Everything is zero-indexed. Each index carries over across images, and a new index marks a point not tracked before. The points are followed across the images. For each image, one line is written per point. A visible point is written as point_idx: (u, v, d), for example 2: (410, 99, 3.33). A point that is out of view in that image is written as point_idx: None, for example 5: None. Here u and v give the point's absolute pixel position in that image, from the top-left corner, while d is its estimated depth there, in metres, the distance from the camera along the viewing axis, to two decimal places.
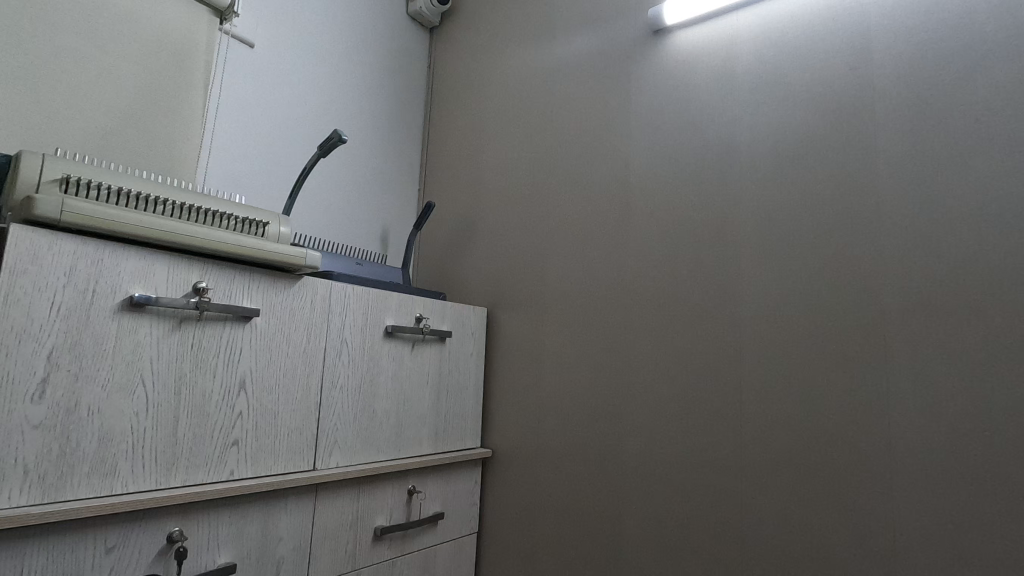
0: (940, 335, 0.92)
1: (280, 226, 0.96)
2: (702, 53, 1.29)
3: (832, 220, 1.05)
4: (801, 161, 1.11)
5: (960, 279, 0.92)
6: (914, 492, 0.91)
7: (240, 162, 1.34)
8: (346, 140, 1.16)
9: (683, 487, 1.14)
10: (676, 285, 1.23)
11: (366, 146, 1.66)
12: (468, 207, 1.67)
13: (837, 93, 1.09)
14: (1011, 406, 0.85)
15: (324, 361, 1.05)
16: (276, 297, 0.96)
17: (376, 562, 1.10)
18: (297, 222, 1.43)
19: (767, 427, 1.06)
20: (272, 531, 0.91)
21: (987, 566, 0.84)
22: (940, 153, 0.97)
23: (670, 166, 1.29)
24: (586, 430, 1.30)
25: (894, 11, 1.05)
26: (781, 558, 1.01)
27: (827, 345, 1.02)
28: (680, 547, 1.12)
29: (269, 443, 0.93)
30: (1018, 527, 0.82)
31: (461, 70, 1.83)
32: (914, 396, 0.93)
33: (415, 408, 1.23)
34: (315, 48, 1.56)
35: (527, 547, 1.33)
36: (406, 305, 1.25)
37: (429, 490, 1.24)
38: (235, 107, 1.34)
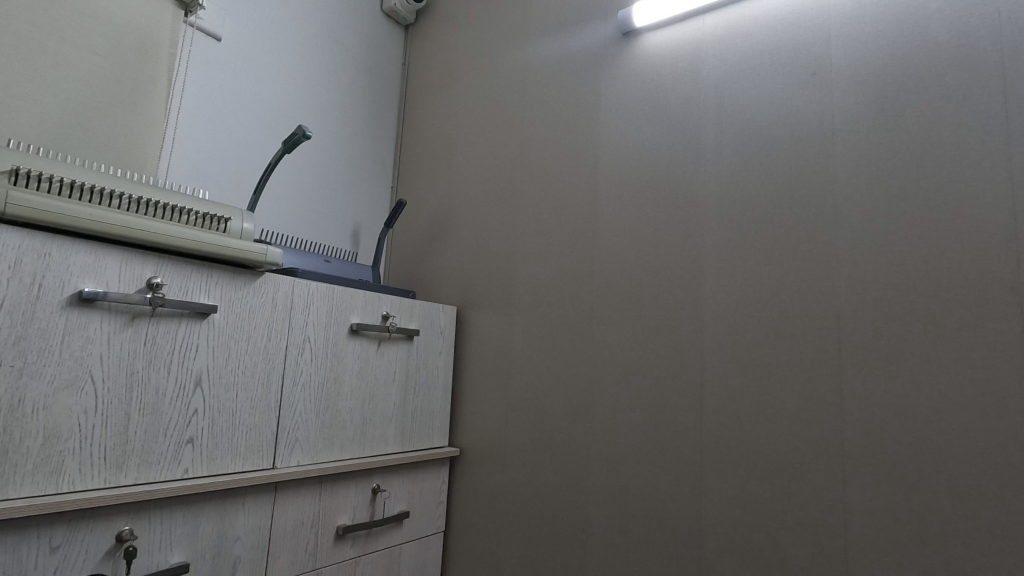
0: (887, 325, 0.94)
1: (242, 221, 1.00)
2: (669, 57, 1.28)
3: (787, 216, 1.06)
4: (752, 167, 1.12)
5: (905, 272, 0.93)
6: (850, 478, 0.94)
7: (205, 155, 1.32)
8: (311, 136, 1.16)
9: (639, 476, 1.17)
10: (637, 279, 1.24)
11: (339, 144, 1.66)
12: (439, 206, 1.68)
13: (798, 98, 1.09)
14: (950, 396, 0.87)
15: (286, 359, 1.08)
16: (234, 293, 1.00)
17: (338, 561, 1.15)
18: (263, 219, 1.45)
19: (720, 413, 1.08)
20: (228, 531, 0.97)
21: (916, 551, 0.87)
22: (893, 154, 0.97)
23: (636, 167, 1.29)
24: (553, 420, 1.32)
25: (855, 19, 1.05)
26: (727, 544, 1.04)
27: (780, 334, 1.04)
28: (635, 535, 1.15)
29: (226, 441, 0.98)
30: (949, 516, 0.85)
31: (434, 63, 1.81)
32: (862, 380, 0.95)
33: (378, 409, 1.27)
34: (289, 48, 1.54)
35: (491, 538, 1.38)
36: (373, 303, 1.27)
37: (394, 488, 1.29)
38: (201, 100, 1.32)
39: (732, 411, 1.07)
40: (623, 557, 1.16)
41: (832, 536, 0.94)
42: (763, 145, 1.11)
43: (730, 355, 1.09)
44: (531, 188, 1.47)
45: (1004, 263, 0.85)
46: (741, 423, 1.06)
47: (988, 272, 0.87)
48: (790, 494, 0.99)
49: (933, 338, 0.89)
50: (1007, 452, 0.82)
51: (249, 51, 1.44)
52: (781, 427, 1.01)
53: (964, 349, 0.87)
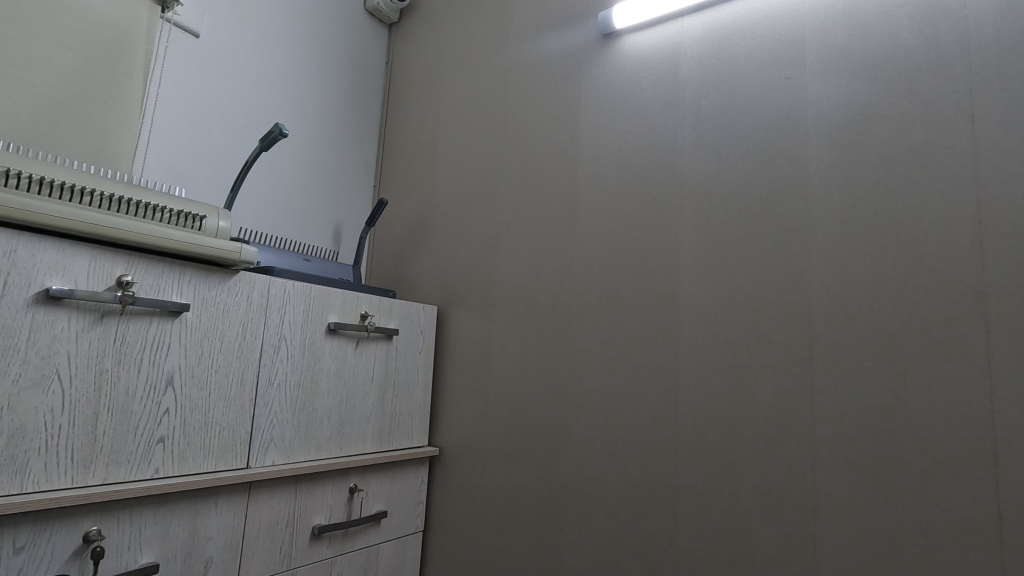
0: (857, 326, 0.95)
1: (217, 220, 0.99)
2: (648, 58, 1.29)
3: (761, 218, 1.07)
4: (728, 169, 1.13)
5: (875, 273, 0.95)
6: (820, 477, 0.95)
7: (181, 153, 1.31)
8: (288, 134, 1.15)
9: (615, 475, 1.17)
10: (615, 280, 1.24)
11: (320, 142, 1.66)
12: (421, 205, 1.68)
13: (772, 101, 1.10)
14: (916, 396, 0.88)
15: (261, 358, 1.08)
16: (208, 291, 0.99)
17: (314, 561, 1.15)
18: (241, 217, 1.44)
19: (695, 413, 1.09)
20: (200, 531, 0.96)
21: (884, 548, 0.88)
22: (864, 157, 0.99)
23: (615, 168, 1.29)
24: (532, 420, 1.32)
25: (828, 23, 1.06)
26: (701, 543, 1.05)
27: (753, 334, 1.05)
28: (611, 534, 1.16)
29: (198, 441, 0.97)
30: (915, 514, 0.86)
31: (418, 62, 1.80)
32: (832, 380, 0.96)
33: (356, 408, 1.27)
34: (269, 45, 1.53)
35: (469, 537, 1.38)
36: (351, 302, 1.27)
37: (372, 488, 1.29)
38: (178, 97, 1.31)
39: (706, 410, 1.08)
40: (599, 557, 1.17)
41: (803, 535, 0.95)
42: (739, 147, 1.12)
43: (704, 356, 1.10)
44: (511, 189, 1.47)
45: (969, 265, 0.87)
46: (715, 423, 1.06)
47: (954, 274, 0.88)
48: (761, 493, 1.00)
49: (901, 339, 0.91)
50: (971, 452, 0.83)
51: (229, 48, 1.43)
52: (752, 427, 1.03)
53: (931, 350, 0.88)
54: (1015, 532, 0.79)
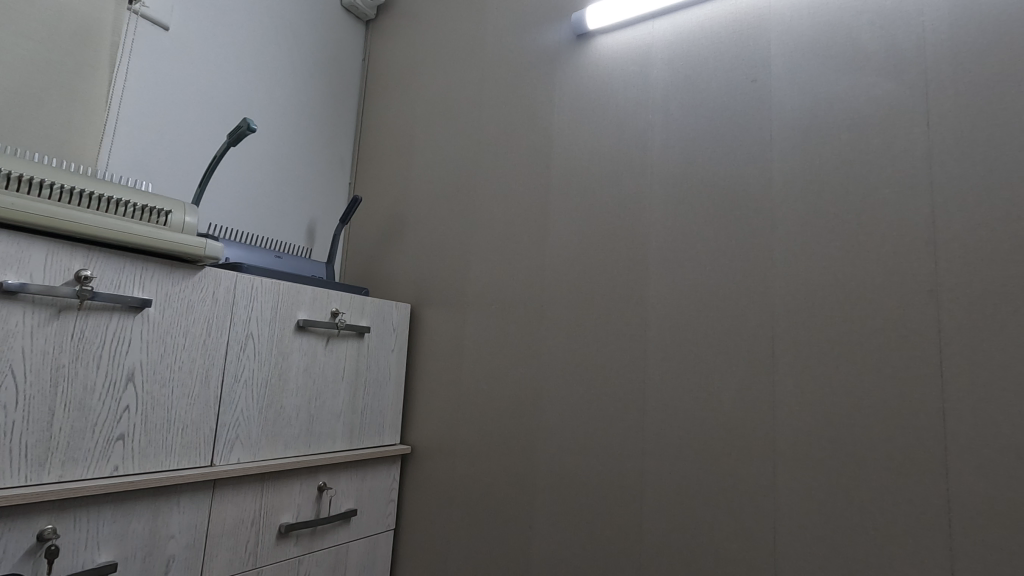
0: (817, 325, 0.97)
1: (184, 215, 0.98)
2: (619, 59, 1.30)
3: (726, 218, 1.09)
4: (695, 170, 1.15)
5: (834, 274, 0.97)
6: (780, 473, 0.97)
7: (148, 147, 1.29)
8: (256, 129, 1.14)
9: (584, 472, 1.18)
10: (585, 279, 1.25)
11: (293, 138, 1.64)
12: (396, 203, 1.68)
13: (738, 103, 1.12)
14: (872, 394, 0.91)
15: (226, 355, 1.06)
16: (172, 287, 0.98)
17: (281, 560, 1.14)
18: (211, 213, 1.42)
19: (661, 411, 1.11)
20: (161, 530, 0.95)
21: (840, 542, 0.90)
22: (826, 160, 1.01)
23: (586, 168, 1.30)
24: (503, 417, 1.33)
25: (793, 28, 1.08)
26: (667, 539, 1.06)
27: (718, 333, 1.07)
28: (579, 531, 1.17)
29: (159, 438, 0.96)
30: (870, 508, 0.88)
31: (394, 59, 1.80)
32: (792, 378, 0.98)
33: (326, 406, 1.26)
34: (242, 40, 1.52)
35: (441, 536, 1.38)
36: (321, 299, 1.26)
37: (341, 486, 1.28)
38: (146, 90, 1.30)
39: (671, 407, 1.09)
40: (566, 553, 1.18)
41: (763, 531, 0.97)
42: (706, 148, 1.14)
43: (670, 353, 1.11)
44: (485, 188, 1.48)
45: (922, 266, 0.89)
46: (681, 421, 1.08)
47: (908, 275, 0.90)
48: (724, 488, 1.02)
49: (859, 338, 0.93)
50: (923, 449, 0.86)
51: (199, 41, 1.41)
52: (715, 424, 1.04)
53: (887, 349, 0.90)
54: (964, 524, 0.81)
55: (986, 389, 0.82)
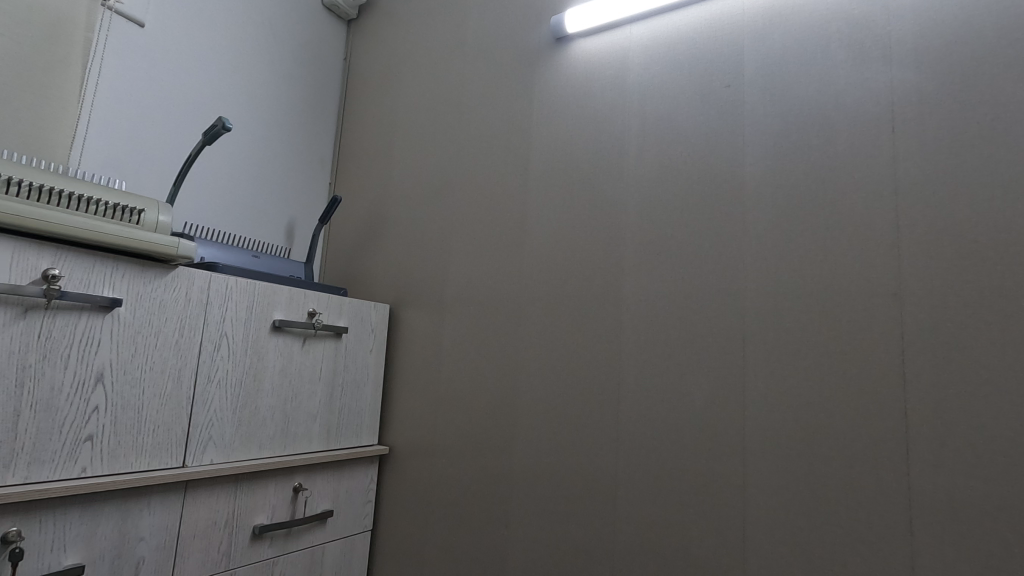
0: (786, 327, 0.99)
1: (158, 213, 0.97)
2: (598, 63, 1.31)
3: (699, 221, 1.11)
4: (671, 174, 1.16)
5: (802, 277, 0.99)
6: (750, 472, 0.98)
7: (122, 144, 1.28)
8: (232, 128, 1.15)
9: (559, 472, 1.19)
10: (562, 281, 1.26)
11: (273, 137, 1.63)
12: (376, 204, 1.67)
13: (712, 109, 1.14)
14: (837, 394, 0.93)
15: (199, 355, 1.06)
16: (143, 287, 0.97)
17: (255, 561, 1.13)
18: (186, 212, 1.41)
19: (635, 411, 1.12)
20: (131, 531, 0.94)
21: (808, 541, 0.92)
22: (796, 165, 1.03)
23: (564, 170, 1.31)
24: (480, 418, 1.33)
25: (766, 35, 1.10)
26: (640, 539, 1.07)
27: (690, 334, 1.08)
28: (555, 531, 1.18)
29: (130, 439, 0.95)
30: (836, 507, 0.90)
31: (375, 60, 1.80)
32: (762, 379, 0.99)
33: (302, 407, 1.25)
34: (220, 38, 1.51)
35: (418, 537, 1.38)
36: (298, 299, 1.26)
37: (317, 487, 1.27)
38: (121, 87, 1.28)
39: (645, 407, 1.11)
40: (542, 552, 1.18)
41: (732, 529, 0.98)
42: (680, 152, 1.16)
43: (644, 354, 1.13)
44: (464, 189, 1.48)
45: (886, 271, 0.92)
46: (654, 421, 1.09)
47: (873, 279, 0.92)
48: (695, 488, 1.03)
49: (826, 339, 0.95)
50: (886, 447, 0.88)
51: (176, 38, 1.40)
52: (688, 425, 1.06)
53: (852, 351, 0.92)
54: (924, 521, 0.84)
55: (945, 390, 0.85)
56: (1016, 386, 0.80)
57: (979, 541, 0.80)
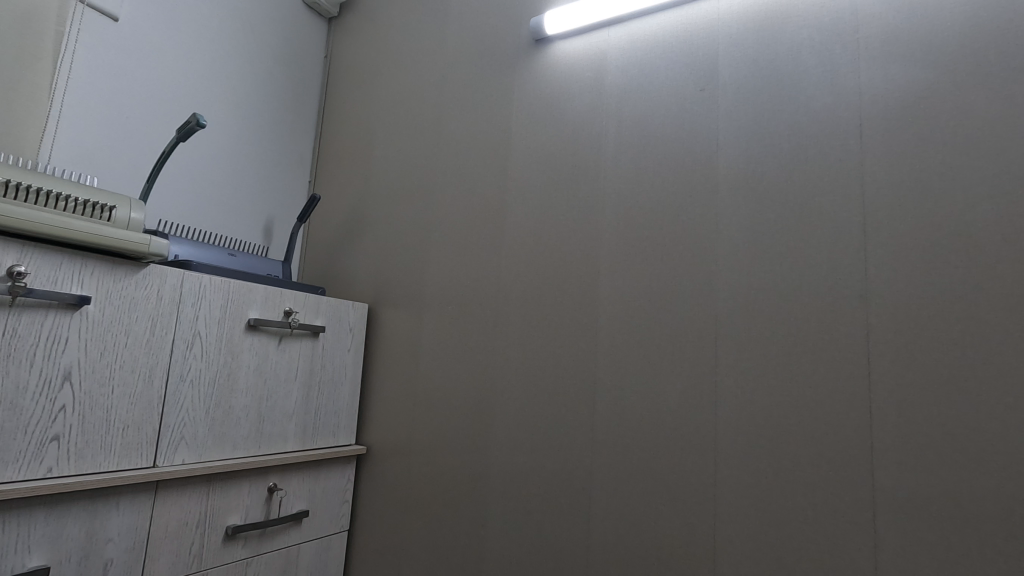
0: (757, 329, 1.01)
1: (130, 210, 0.95)
2: (576, 65, 1.32)
3: (673, 223, 1.12)
4: (647, 176, 1.17)
5: (773, 279, 1.01)
6: (720, 471, 1.00)
7: (95, 140, 1.26)
8: (206, 125, 1.14)
9: (535, 471, 1.20)
10: (540, 282, 1.27)
11: (250, 134, 1.62)
12: (356, 203, 1.67)
13: (686, 112, 1.15)
14: (805, 394, 0.94)
15: (171, 355, 1.05)
16: (114, 284, 0.96)
17: (228, 562, 1.12)
18: (161, 209, 1.39)
19: (610, 411, 1.13)
20: (99, 533, 0.93)
21: (775, 538, 0.93)
22: (768, 168, 1.04)
23: (542, 170, 1.32)
24: (458, 418, 1.33)
25: (739, 40, 1.12)
26: (614, 538, 1.08)
27: (664, 334, 1.10)
28: (531, 530, 1.18)
29: (98, 439, 0.94)
30: (803, 504, 0.92)
31: (355, 59, 1.79)
32: (733, 379, 1.01)
33: (277, 406, 1.25)
34: (197, 34, 1.49)
35: (394, 537, 1.38)
36: (274, 298, 1.25)
37: (293, 487, 1.27)
38: (94, 81, 1.26)
39: (620, 406, 1.12)
40: (517, 551, 1.19)
41: (703, 527, 1.00)
42: (656, 154, 1.17)
43: (619, 354, 1.14)
44: (444, 189, 1.48)
45: (853, 273, 0.94)
46: (629, 420, 1.10)
47: (841, 281, 0.94)
48: (668, 486, 1.04)
49: (795, 340, 0.97)
50: (851, 445, 0.90)
51: (151, 33, 1.38)
52: (661, 424, 1.07)
53: (820, 351, 0.94)
54: (886, 518, 0.86)
55: (909, 389, 0.87)
56: (974, 386, 0.82)
57: (938, 536, 0.82)
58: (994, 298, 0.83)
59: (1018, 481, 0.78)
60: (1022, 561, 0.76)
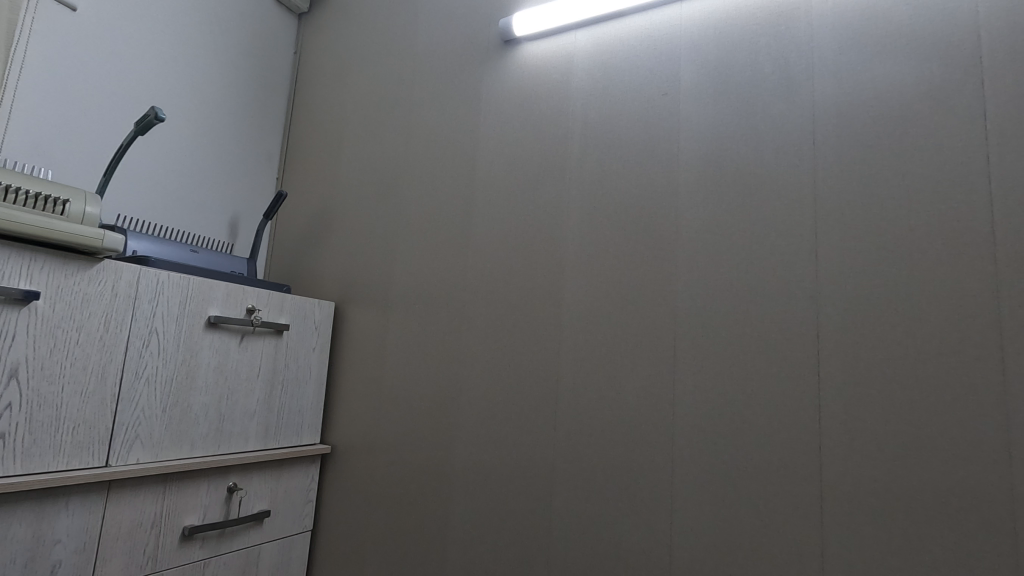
0: (713, 329, 1.03)
1: (84, 204, 0.95)
2: (543, 67, 1.34)
3: (635, 224, 1.14)
4: (610, 179, 1.19)
5: (729, 280, 1.03)
6: (677, 468, 1.02)
7: (50, 133, 1.23)
8: (165, 118, 1.12)
9: (498, 470, 1.21)
10: (505, 280, 1.28)
11: (215, 129, 1.59)
12: (324, 200, 1.65)
13: (649, 115, 1.17)
14: (758, 393, 0.97)
15: (127, 352, 1.03)
16: (65, 280, 0.94)
17: (184, 563, 1.11)
18: (121, 204, 1.36)
19: (573, 409, 1.14)
20: (46, 534, 0.90)
21: (729, 534, 0.95)
22: (726, 173, 1.07)
23: (508, 171, 1.33)
24: (423, 417, 1.33)
25: (700, 46, 1.14)
26: (575, 535, 1.09)
27: (625, 334, 1.11)
28: (494, 529, 1.19)
29: (46, 438, 0.92)
30: (755, 500, 0.94)
31: (325, 55, 1.78)
32: (691, 378, 1.03)
33: (238, 405, 1.23)
34: (161, 26, 1.46)
35: (358, 538, 1.37)
36: (236, 295, 1.23)
37: (254, 487, 1.25)
38: (49, 72, 1.23)
39: (581, 404, 1.13)
40: (480, 550, 1.19)
41: (660, 523, 1.02)
42: (620, 157, 1.19)
43: (581, 353, 1.15)
44: (412, 188, 1.48)
45: (805, 275, 0.96)
46: (590, 418, 1.12)
47: (793, 282, 0.97)
48: (627, 483, 1.06)
49: (750, 340, 0.99)
50: (800, 442, 0.92)
51: (111, 24, 1.35)
52: (621, 422, 1.09)
53: (774, 351, 0.97)
54: (833, 513, 0.88)
55: (855, 387, 0.90)
56: (917, 384, 0.85)
57: (882, 530, 0.85)
58: (935, 300, 0.86)
59: (956, 475, 0.81)
60: (959, 553, 0.79)
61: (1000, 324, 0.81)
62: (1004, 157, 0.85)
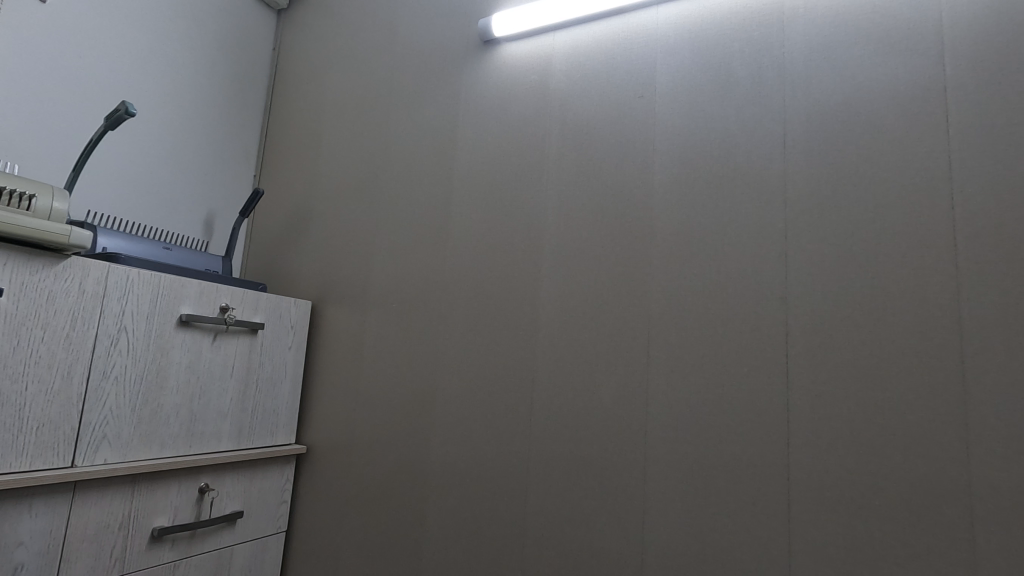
0: (685, 330, 1.04)
1: (51, 200, 0.93)
2: (522, 68, 1.34)
3: (611, 225, 1.15)
4: (586, 181, 1.20)
5: (702, 282, 1.04)
6: (650, 467, 1.03)
7: (16, 125, 1.20)
8: (136, 112, 1.11)
9: (474, 469, 1.21)
10: (482, 280, 1.28)
11: (190, 125, 1.57)
12: (301, 199, 1.64)
13: (625, 118, 1.18)
14: (729, 393, 0.98)
15: (94, 350, 1.01)
16: (29, 276, 0.92)
17: (153, 564, 1.09)
18: (91, 199, 1.34)
19: (548, 409, 1.15)
20: (8, 536, 0.89)
21: (700, 532, 0.97)
22: (699, 175, 1.08)
23: (486, 171, 1.33)
24: (399, 416, 1.33)
25: (676, 50, 1.15)
26: (549, 534, 1.10)
27: (600, 335, 1.12)
28: (469, 528, 1.19)
29: (8, 438, 0.90)
30: (725, 498, 0.96)
31: (304, 52, 1.76)
32: (664, 378, 1.04)
33: (210, 405, 1.21)
34: (134, 19, 1.44)
35: (334, 538, 1.36)
36: (209, 294, 1.21)
37: (226, 488, 1.24)
38: (16, 63, 1.21)
39: (556, 404, 1.14)
40: (455, 549, 1.19)
41: (633, 521, 1.03)
42: (596, 159, 1.20)
43: (557, 352, 1.16)
44: (390, 187, 1.48)
45: (775, 277, 0.98)
46: (564, 418, 1.13)
47: (764, 284, 0.99)
48: (600, 482, 1.07)
49: (721, 340, 1.01)
50: (768, 441, 0.94)
51: (83, 16, 1.33)
52: (595, 421, 1.09)
53: (744, 352, 0.98)
54: (800, 510, 0.90)
55: (822, 387, 0.91)
56: (881, 384, 0.87)
57: (847, 526, 0.86)
58: (899, 302, 0.88)
59: (917, 472, 0.83)
60: (919, 547, 0.81)
61: (959, 325, 0.84)
62: (964, 163, 0.87)
